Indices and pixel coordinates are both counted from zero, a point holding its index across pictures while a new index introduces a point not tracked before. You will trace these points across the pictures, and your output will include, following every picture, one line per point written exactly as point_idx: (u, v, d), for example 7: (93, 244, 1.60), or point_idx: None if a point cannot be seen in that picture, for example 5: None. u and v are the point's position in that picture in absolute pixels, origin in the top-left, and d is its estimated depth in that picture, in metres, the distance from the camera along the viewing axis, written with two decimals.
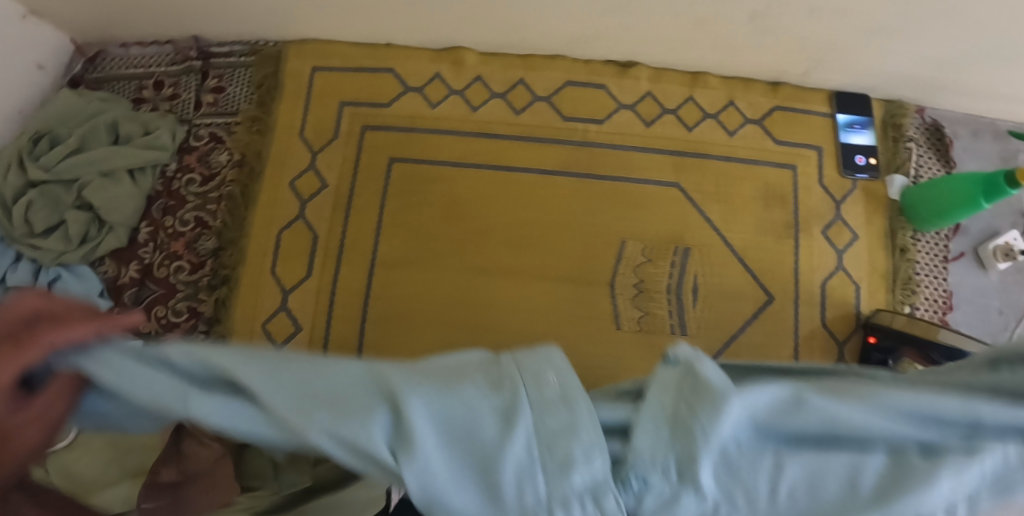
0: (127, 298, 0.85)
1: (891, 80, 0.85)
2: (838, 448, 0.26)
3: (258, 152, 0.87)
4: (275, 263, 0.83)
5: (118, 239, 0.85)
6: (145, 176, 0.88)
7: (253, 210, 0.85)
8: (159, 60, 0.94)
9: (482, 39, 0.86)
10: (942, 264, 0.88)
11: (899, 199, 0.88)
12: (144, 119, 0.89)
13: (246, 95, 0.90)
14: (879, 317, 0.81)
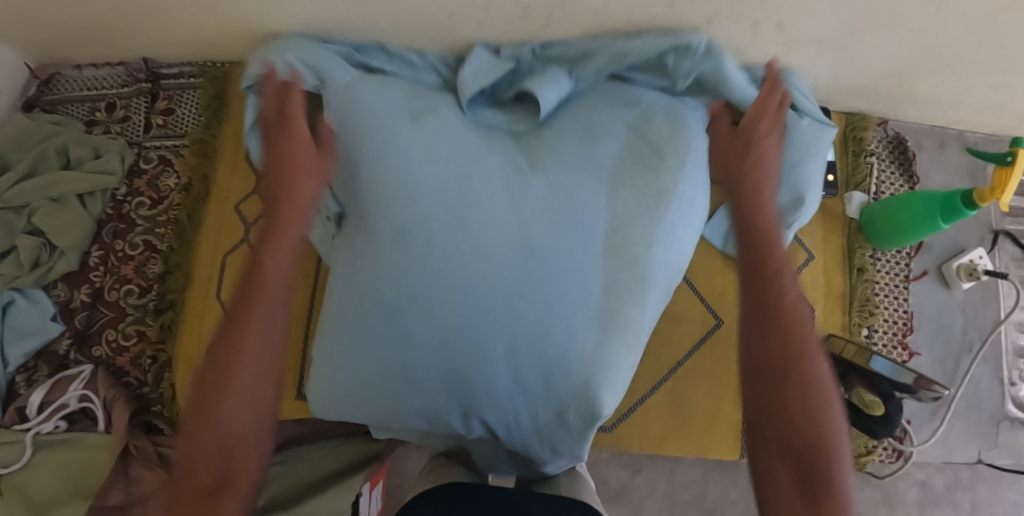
0: (78, 321, 0.86)
1: (841, 90, 0.84)
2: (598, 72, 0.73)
3: (205, 176, 0.88)
4: (219, 288, 0.83)
5: (70, 263, 0.86)
6: (94, 200, 0.88)
7: (199, 234, 0.86)
8: (111, 82, 0.93)
9: None
10: (903, 284, 0.85)
11: (857, 217, 0.84)
12: (94, 142, 0.90)
13: (194, 117, 0.92)
14: (833, 342, 0.76)
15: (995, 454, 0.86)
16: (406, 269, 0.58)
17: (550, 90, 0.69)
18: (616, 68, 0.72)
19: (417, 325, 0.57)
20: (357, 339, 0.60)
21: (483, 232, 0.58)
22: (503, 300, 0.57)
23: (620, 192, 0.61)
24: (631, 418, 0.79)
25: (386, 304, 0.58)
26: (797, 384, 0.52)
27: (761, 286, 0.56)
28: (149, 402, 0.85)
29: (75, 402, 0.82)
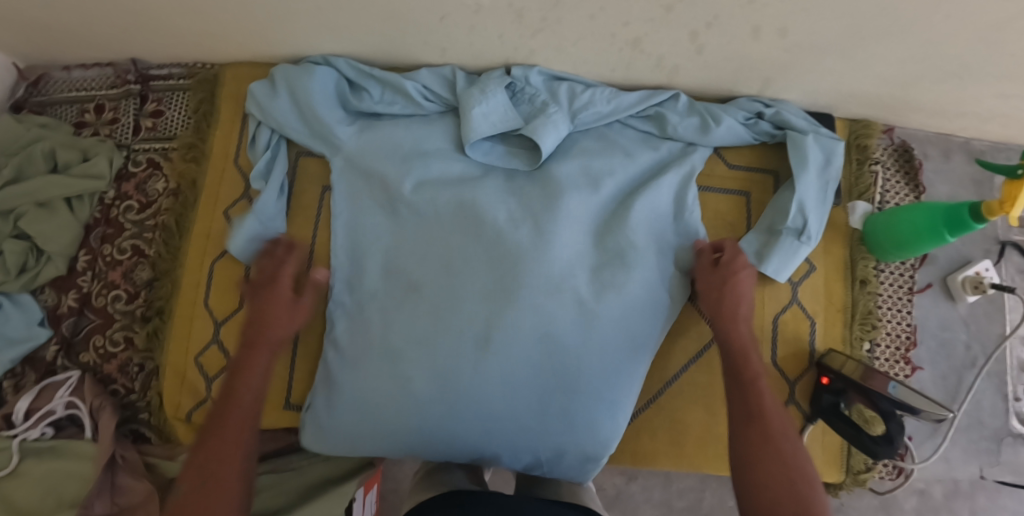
0: (66, 328, 0.85)
1: (844, 97, 0.81)
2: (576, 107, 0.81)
3: (194, 180, 0.86)
4: (207, 296, 0.81)
5: (57, 268, 0.85)
6: (83, 204, 0.87)
7: (187, 240, 0.84)
8: (100, 83, 0.92)
9: (419, 57, 0.84)
10: (907, 297, 0.83)
11: (861, 227, 0.82)
12: (83, 145, 0.88)
13: (183, 120, 0.90)
14: (831, 357, 0.77)
15: (998, 471, 0.85)
16: (447, 339, 0.72)
17: (550, 133, 0.77)
18: (618, 117, 0.81)
19: (454, 387, 0.71)
20: (388, 390, 0.72)
21: (511, 323, 0.71)
22: (521, 372, 0.71)
23: (622, 282, 0.74)
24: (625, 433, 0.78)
25: (427, 360, 0.71)
26: (766, 443, 0.61)
27: (734, 360, 0.67)
28: (137, 411, 0.84)
29: (62, 409, 0.81)
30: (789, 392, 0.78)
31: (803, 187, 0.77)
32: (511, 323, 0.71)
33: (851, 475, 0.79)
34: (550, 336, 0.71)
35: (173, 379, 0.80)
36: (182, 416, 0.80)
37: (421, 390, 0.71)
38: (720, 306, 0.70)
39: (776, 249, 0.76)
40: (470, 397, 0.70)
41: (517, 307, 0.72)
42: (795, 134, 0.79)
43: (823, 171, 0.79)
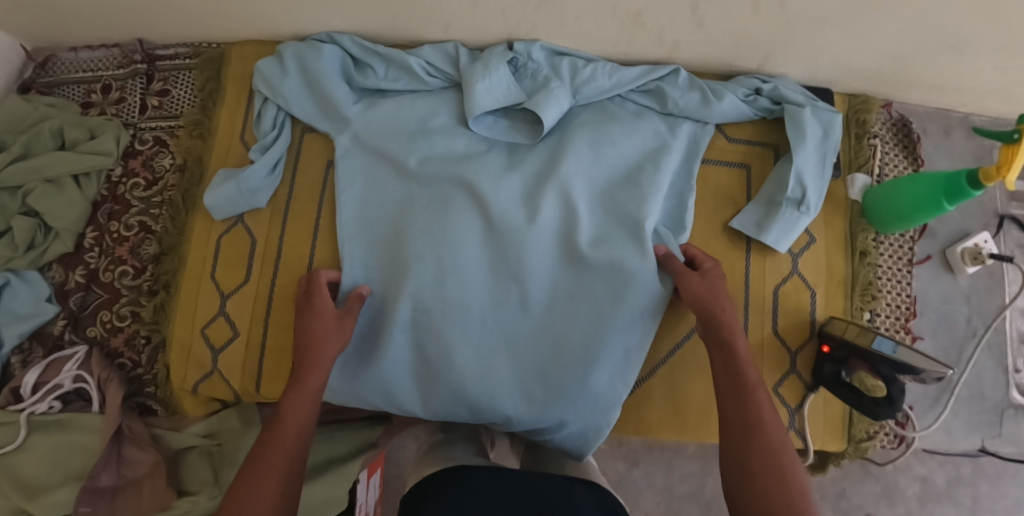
0: (73, 303, 0.86)
1: (844, 71, 0.82)
2: (577, 83, 0.82)
3: (200, 156, 0.87)
4: (213, 269, 0.82)
5: (64, 244, 0.86)
6: (90, 181, 0.88)
7: (193, 216, 0.85)
8: (107, 64, 0.93)
9: (423, 34, 0.85)
10: (907, 268, 0.83)
11: (860, 199, 0.83)
12: (90, 124, 0.90)
13: (189, 98, 0.91)
14: (833, 325, 0.77)
15: (999, 443, 0.85)
16: (456, 313, 0.75)
17: (551, 107, 0.78)
18: (619, 91, 0.82)
19: (458, 361, 0.74)
20: (401, 360, 0.76)
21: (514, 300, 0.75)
22: (523, 347, 0.75)
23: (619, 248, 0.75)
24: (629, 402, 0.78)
25: (433, 335, 0.75)
26: (764, 458, 0.60)
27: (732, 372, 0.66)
28: (144, 384, 0.85)
29: (69, 383, 0.82)
30: (790, 362, 0.79)
31: (802, 157, 0.78)
32: (506, 294, 0.75)
33: (853, 444, 0.80)
34: (551, 314, 0.75)
35: (180, 351, 0.81)
36: (189, 388, 0.81)
37: (430, 361, 0.75)
38: (714, 289, 0.70)
39: (776, 220, 0.78)
40: (472, 370, 0.74)
41: (520, 286, 0.75)
42: (793, 107, 0.80)
43: (821, 146, 0.80)
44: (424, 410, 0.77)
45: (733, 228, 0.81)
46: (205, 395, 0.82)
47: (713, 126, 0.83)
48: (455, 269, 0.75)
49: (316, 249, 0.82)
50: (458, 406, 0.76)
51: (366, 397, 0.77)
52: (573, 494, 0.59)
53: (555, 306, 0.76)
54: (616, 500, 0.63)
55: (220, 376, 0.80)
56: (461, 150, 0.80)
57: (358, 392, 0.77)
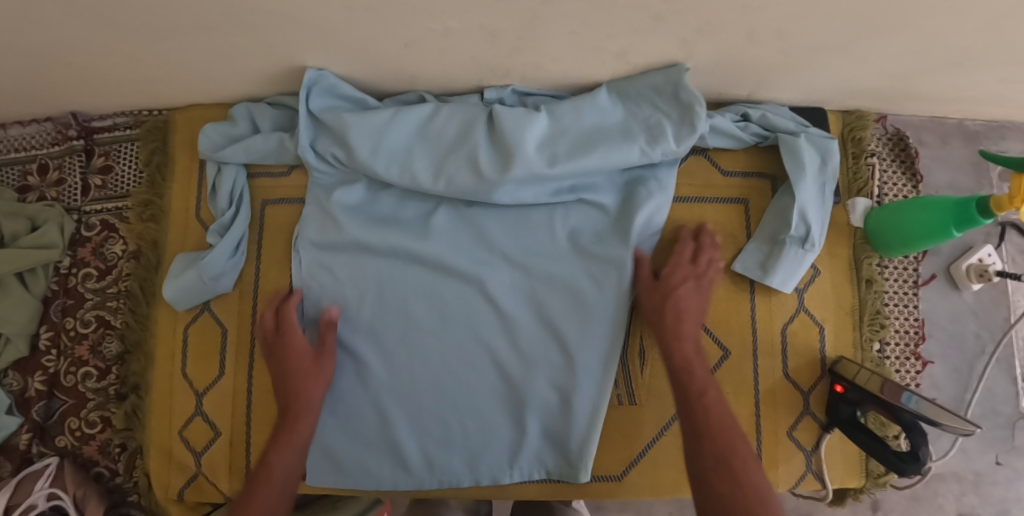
0: (37, 413, 0.79)
1: (841, 91, 0.77)
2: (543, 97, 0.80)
3: (154, 241, 0.79)
4: (184, 365, 0.76)
5: (19, 350, 0.79)
6: (37, 277, 0.80)
7: (155, 307, 0.78)
8: (40, 141, 0.84)
9: (386, 85, 0.78)
10: (912, 291, 0.80)
11: (862, 225, 0.79)
12: (29, 211, 0.81)
13: (135, 174, 0.83)
14: (844, 365, 0.74)
15: (1014, 456, 0.84)
16: (435, 184, 0.75)
17: (530, 132, 0.73)
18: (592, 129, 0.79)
19: (450, 234, 0.76)
20: (379, 251, 0.76)
21: (517, 222, 0.77)
22: (535, 282, 0.75)
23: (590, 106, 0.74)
24: (640, 465, 0.74)
25: (439, 269, 0.76)
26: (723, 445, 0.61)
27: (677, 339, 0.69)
28: (126, 492, 0.79)
29: (43, 501, 0.74)
30: (803, 403, 0.76)
31: (803, 191, 0.73)
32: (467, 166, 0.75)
33: (870, 479, 0.78)
34: (558, 247, 0.75)
35: (159, 454, 0.76)
36: (173, 495, 0.76)
37: (430, 307, 0.75)
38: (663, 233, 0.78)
39: (781, 260, 0.74)
40: (464, 242, 0.76)
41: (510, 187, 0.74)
42: (786, 136, 0.75)
43: (820, 174, 0.75)
44: (422, 423, 0.74)
45: (736, 270, 0.77)
46: (193, 500, 0.76)
47: (703, 161, 0.78)
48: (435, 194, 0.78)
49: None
50: (453, 286, 0.75)
51: (354, 397, 0.75)
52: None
53: (566, 228, 0.76)
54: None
55: (206, 479, 0.75)
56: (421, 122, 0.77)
57: (356, 399, 0.75)
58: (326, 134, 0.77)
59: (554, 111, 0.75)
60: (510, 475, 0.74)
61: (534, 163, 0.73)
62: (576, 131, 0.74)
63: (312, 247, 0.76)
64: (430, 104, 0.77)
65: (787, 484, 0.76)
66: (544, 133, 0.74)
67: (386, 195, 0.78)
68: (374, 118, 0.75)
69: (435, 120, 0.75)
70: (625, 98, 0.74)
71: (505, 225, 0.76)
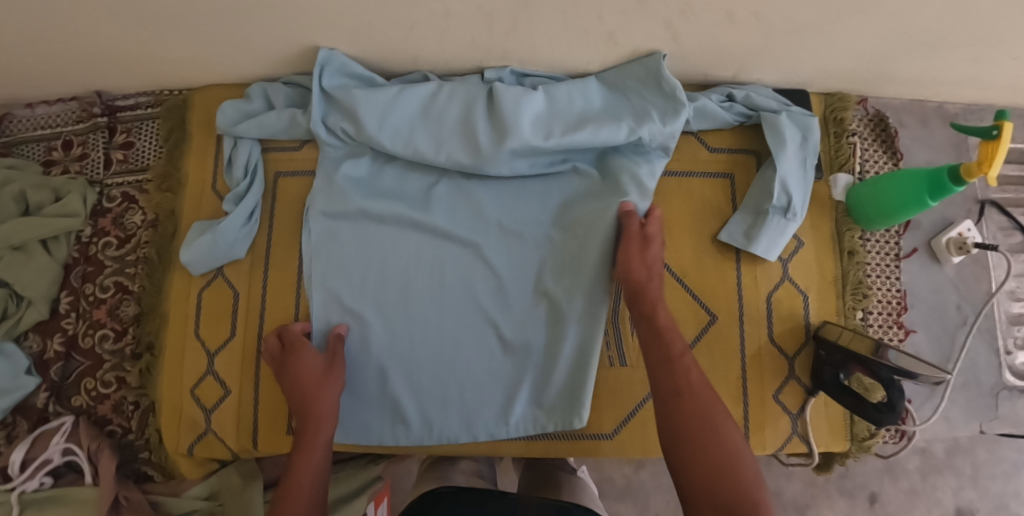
0: (55, 373, 0.83)
1: (822, 72, 0.82)
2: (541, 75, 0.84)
3: (172, 211, 0.84)
4: (197, 326, 0.80)
5: (39, 312, 0.83)
6: (60, 245, 0.85)
7: (170, 272, 0.82)
8: (66, 119, 0.89)
9: (391, 66, 0.83)
10: (894, 263, 0.84)
11: (844, 199, 0.83)
12: (54, 184, 0.86)
13: (155, 149, 0.88)
14: (827, 329, 0.77)
15: (997, 425, 0.86)
16: (431, 157, 0.80)
17: (526, 108, 0.78)
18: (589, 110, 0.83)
19: (448, 209, 0.81)
20: (379, 219, 0.80)
21: (513, 193, 0.81)
22: (529, 249, 0.79)
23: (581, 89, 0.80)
24: (631, 423, 0.77)
25: (436, 236, 0.80)
26: (697, 448, 0.58)
27: (656, 337, 0.67)
28: (136, 450, 0.82)
29: (59, 456, 0.79)
30: (788, 368, 0.79)
31: (784, 163, 0.77)
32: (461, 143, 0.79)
33: (856, 443, 0.80)
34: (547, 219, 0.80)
35: (171, 411, 0.79)
36: (183, 450, 0.79)
37: (429, 271, 0.79)
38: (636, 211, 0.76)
39: (765, 228, 0.77)
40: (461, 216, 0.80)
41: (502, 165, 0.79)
42: (769, 115, 0.79)
43: (801, 149, 0.79)
44: (420, 381, 0.78)
45: (722, 240, 0.80)
46: (202, 457, 0.79)
47: (691, 138, 0.82)
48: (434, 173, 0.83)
49: (299, 306, 0.80)
50: (449, 255, 0.79)
51: (353, 358, 0.78)
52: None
53: (559, 199, 0.81)
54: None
55: (215, 435, 0.78)
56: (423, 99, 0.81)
57: (357, 359, 0.78)
58: (336, 110, 0.82)
59: (550, 91, 0.80)
60: (506, 431, 0.77)
61: (528, 138, 0.77)
62: (566, 114, 0.79)
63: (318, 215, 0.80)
64: (433, 82, 0.81)
65: (773, 445, 0.78)
66: (540, 111, 0.79)
67: (390, 168, 0.83)
68: (381, 95, 0.79)
69: (437, 98, 0.80)
70: (611, 87, 0.81)
71: (499, 197, 0.81)
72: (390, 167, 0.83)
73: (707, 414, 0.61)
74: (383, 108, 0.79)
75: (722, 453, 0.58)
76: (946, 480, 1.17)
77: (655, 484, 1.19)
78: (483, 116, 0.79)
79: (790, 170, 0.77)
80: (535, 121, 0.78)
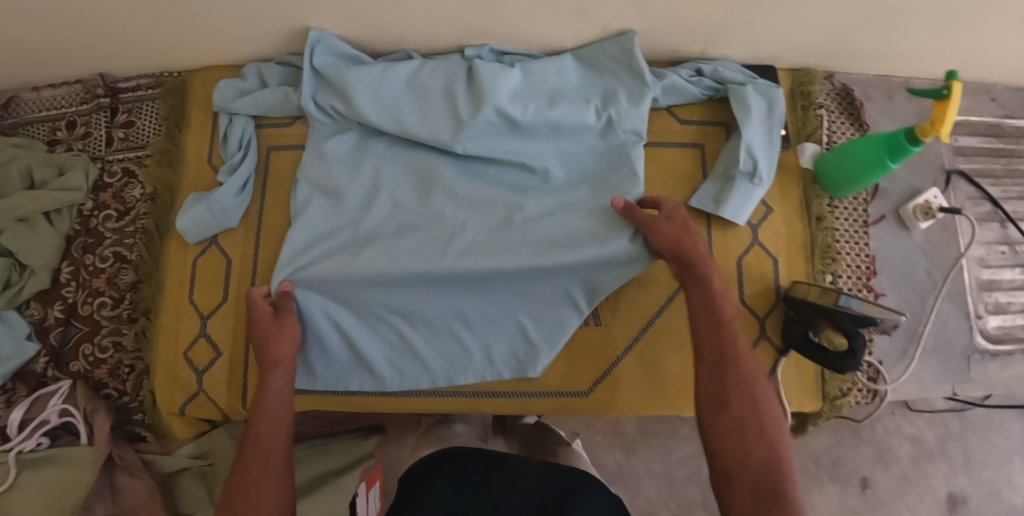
0: (54, 339, 0.87)
1: (787, 47, 0.85)
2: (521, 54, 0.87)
3: (170, 184, 0.88)
4: (192, 292, 0.83)
5: (41, 281, 0.87)
6: (62, 217, 0.89)
7: (167, 242, 0.86)
8: (70, 101, 0.94)
9: (377, 47, 0.87)
10: (863, 229, 0.87)
11: (811, 167, 0.86)
12: (58, 160, 0.90)
13: (154, 127, 0.92)
14: (796, 289, 0.79)
15: (970, 387, 0.89)
16: (412, 131, 0.81)
17: (504, 84, 0.80)
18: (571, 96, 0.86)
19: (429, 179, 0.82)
20: (362, 190, 0.83)
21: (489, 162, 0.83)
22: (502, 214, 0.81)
23: (558, 68, 0.83)
24: (606, 381, 0.80)
25: (415, 207, 0.82)
26: (728, 427, 0.59)
27: (704, 307, 0.65)
28: (131, 412, 0.85)
29: (56, 417, 0.82)
30: (760, 328, 0.82)
31: (749, 131, 0.81)
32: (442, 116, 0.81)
33: (828, 402, 0.83)
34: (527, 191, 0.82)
35: (165, 373, 0.82)
36: (176, 410, 0.82)
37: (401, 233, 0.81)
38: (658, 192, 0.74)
39: (732, 193, 0.80)
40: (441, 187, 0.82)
41: (482, 138, 0.81)
42: (735, 87, 0.83)
43: (767, 118, 0.82)
44: (394, 339, 0.80)
45: (692, 206, 0.83)
46: (194, 417, 0.82)
47: (663, 111, 0.86)
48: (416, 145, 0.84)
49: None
50: (429, 224, 0.81)
51: (334, 324, 0.79)
52: (574, 502, 0.63)
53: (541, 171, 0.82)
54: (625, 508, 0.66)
55: (206, 396, 0.81)
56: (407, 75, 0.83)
57: (332, 322, 0.79)
58: (326, 88, 0.84)
59: (527, 69, 0.83)
60: (468, 382, 0.80)
61: (507, 111, 0.80)
62: (543, 91, 0.82)
63: (304, 187, 0.83)
64: (417, 60, 0.84)
65: None
66: (517, 88, 0.82)
67: (371, 141, 0.84)
68: (368, 72, 0.81)
69: (421, 74, 0.83)
70: (587, 65, 0.84)
71: (477, 169, 0.83)
72: (372, 140, 0.84)
73: (750, 397, 0.60)
74: (371, 84, 0.81)
75: (757, 435, 0.59)
76: (937, 467, 1.17)
77: (647, 470, 1.17)
78: (464, 91, 0.81)
79: (755, 138, 0.81)
80: (512, 96, 0.81)
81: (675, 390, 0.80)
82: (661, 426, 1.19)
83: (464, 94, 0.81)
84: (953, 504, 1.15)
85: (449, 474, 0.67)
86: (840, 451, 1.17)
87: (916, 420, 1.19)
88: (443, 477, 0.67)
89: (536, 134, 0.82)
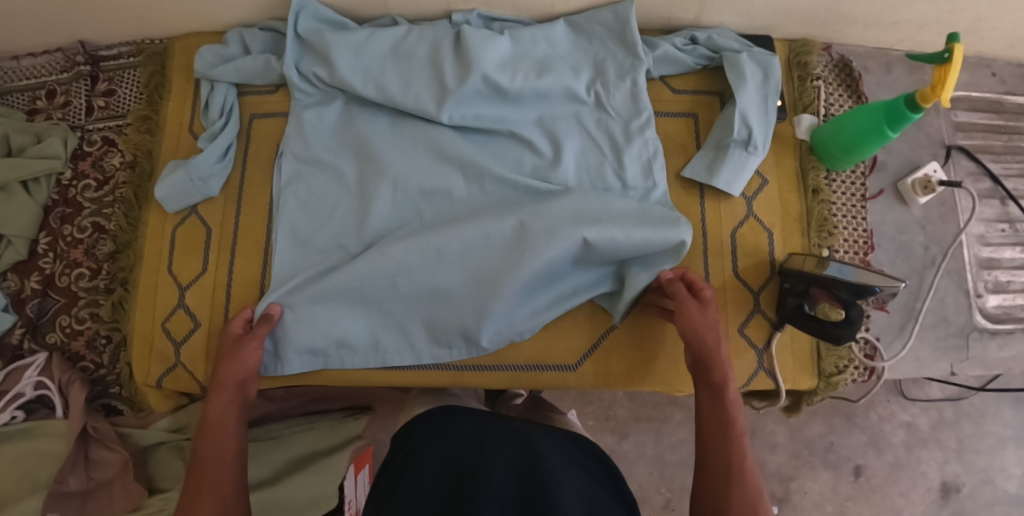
0: (30, 311, 0.85)
1: (785, 15, 0.83)
2: (508, 20, 0.84)
3: (149, 151, 0.86)
4: (171, 261, 0.81)
5: (18, 252, 0.85)
6: (39, 187, 0.87)
7: (145, 210, 0.84)
8: (50, 69, 0.92)
9: (362, 12, 0.84)
10: (860, 203, 0.85)
11: (807, 138, 0.84)
12: (36, 128, 0.88)
13: (135, 96, 0.90)
14: (791, 261, 0.77)
15: (967, 366, 0.87)
16: (393, 102, 0.78)
17: (492, 49, 0.78)
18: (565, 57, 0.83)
19: (409, 153, 0.80)
20: (345, 162, 0.80)
21: (478, 132, 0.81)
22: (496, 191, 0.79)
23: (547, 32, 0.80)
24: (594, 356, 0.79)
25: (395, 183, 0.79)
26: None
27: (716, 417, 0.67)
28: (108, 385, 0.84)
29: (31, 390, 0.80)
30: (754, 302, 0.79)
31: (743, 99, 0.78)
32: (424, 84, 0.79)
33: (823, 380, 0.80)
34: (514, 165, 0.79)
35: (140, 344, 0.80)
36: (153, 382, 0.80)
37: (396, 207, 0.79)
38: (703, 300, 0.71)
39: (726, 162, 0.78)
40: (424, 161, 0.80)
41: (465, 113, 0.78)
42: (729, 53, 0.80)
43: (763, 86, 0.80)
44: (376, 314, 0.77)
45: (686, 177, 0.81)
46: (170, 389, 0.81)
47: (656, 79, 0.83)
48: (397, 116, 0.81)
49: (266, 272, 0.80)
50: (413, 201, 0.79)
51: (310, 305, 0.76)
52: (559, 491, 0.56)
53: (527, 140, 0.79)
54: (614, 507, 0.59)
55: (184, 368, 0.79)
56: (391, 40, 0.80)
57: (310, 298, 0.75)
58: (310, 56, 0.81)
59: (516, 35, 0.80)
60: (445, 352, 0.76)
61: (494, 78, 0.77)
62: (533, 57, 0.80)
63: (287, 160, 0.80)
64: (402, 26, 0.81)
65: (740, 381, 0.78)
66: (506, 55, 0.79)
67: (358, 114, 0.81)
68: (352, 37, 0.79)
69: (407, 40, 0.80)
70: (578, 31, 0.81)
71: (463, 141, 0.80)
72: (355, 109, 0.82)
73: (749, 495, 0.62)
74: (356, 51, 0.79)
75: None
76: (931, 454, 1.14)
77: (637, 453, 1.14)
78: (449, 56, 0.79)
79: (750, 108, 0.78)
80: (500, 64, 0.78)
81: (665, 364, 0.79)
82: (655, 411, 1.16)
83: (450, 60, 0.78)
84: (946, 492, 1.13)
85: (436, 445, 0.64)
86: (834, 438, 1.14)
87: (911, 407, 1.16)
88: (428, 449, 0.64)
89: (525, 101, 0.79)
